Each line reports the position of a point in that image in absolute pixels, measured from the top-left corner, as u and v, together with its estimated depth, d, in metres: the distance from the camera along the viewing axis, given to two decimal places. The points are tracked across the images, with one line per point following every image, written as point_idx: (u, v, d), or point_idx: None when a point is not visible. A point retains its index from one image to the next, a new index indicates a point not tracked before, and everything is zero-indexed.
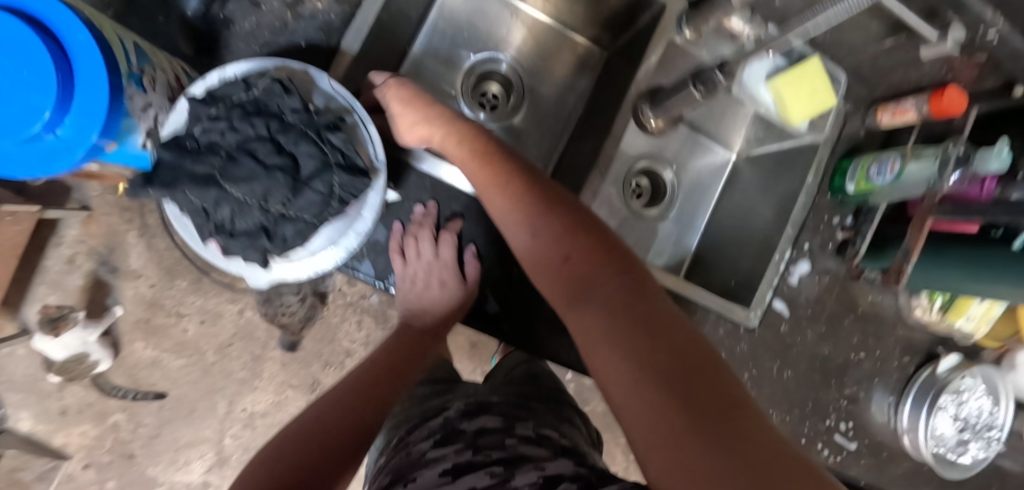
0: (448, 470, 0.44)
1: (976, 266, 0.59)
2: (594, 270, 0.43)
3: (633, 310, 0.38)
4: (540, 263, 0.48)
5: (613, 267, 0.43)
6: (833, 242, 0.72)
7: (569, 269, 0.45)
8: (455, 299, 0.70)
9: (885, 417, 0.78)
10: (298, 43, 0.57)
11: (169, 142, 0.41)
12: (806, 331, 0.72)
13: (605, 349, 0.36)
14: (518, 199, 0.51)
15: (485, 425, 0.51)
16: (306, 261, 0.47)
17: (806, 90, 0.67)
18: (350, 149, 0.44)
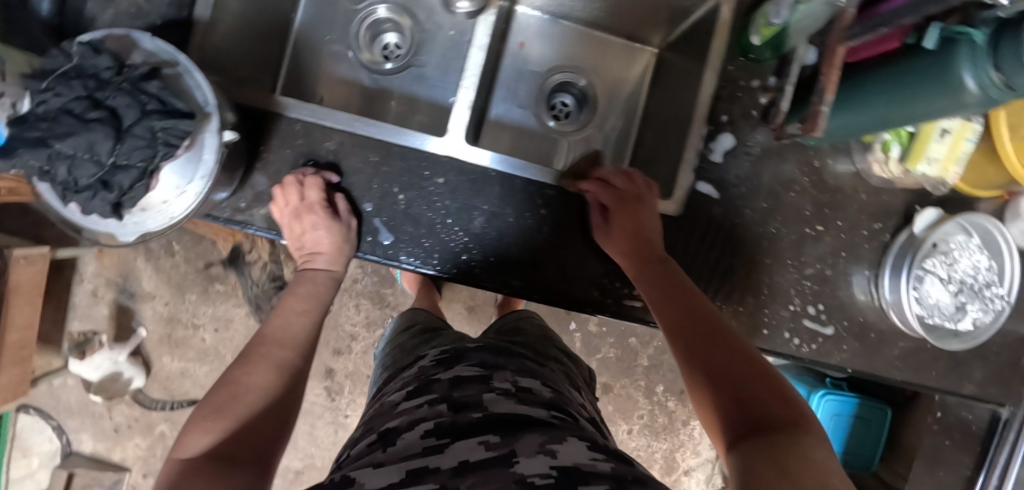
0: (432, 433, 0.46)
1: (895, 84, 0.51)
2: (755, 398, 0.39)
3: (789, 449, 0.33)
4: (691, 378, 0.44)
5: (772, 393, 0.39)
6: (756, 108, 0.67)
7: (724, 382, 0.41)
8: (338, 237, 0.60)
9: (866, 295, 0.71)
10: (153, 23, 0.60)
11: (14, 119, 0.43)
12: (743, 211, 0.67)
13: (759, 465, 0.32)
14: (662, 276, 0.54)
15: (460, 376, 0.56)
16: (160, 208, 0.50)
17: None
18: (169, 96, 0.47)
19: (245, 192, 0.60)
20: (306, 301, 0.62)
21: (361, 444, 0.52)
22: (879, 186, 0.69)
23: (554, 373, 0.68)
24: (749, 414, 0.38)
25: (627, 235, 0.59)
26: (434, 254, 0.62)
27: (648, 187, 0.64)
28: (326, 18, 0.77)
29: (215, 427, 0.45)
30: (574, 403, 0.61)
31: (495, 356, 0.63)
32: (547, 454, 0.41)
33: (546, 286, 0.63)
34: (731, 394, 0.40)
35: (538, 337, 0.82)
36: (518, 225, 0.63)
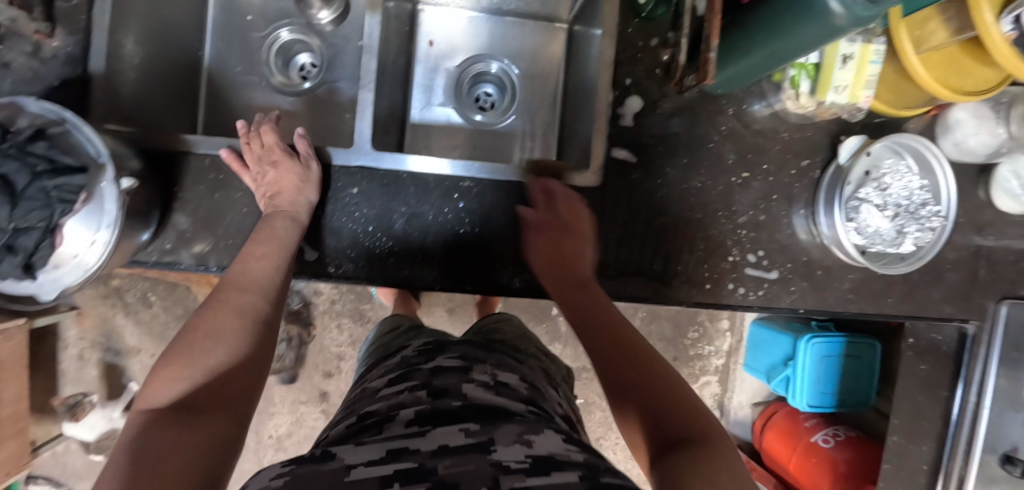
0: (414, 420, 0.45)
1: (772, 22, 0.51)
2: (673, 415, 0.41)
3: (712, 465, 0.35)
4: (614, 398, 0.45)
5: (684, 406, 0.42)
6: (660, 66, 0.67)
7: (643, 401, 0.43)
8: (297, 174, 0.60)
9: (807, 233, 0.70)
10: (50, 84, 0.60)
11: None
12: (665, 171, 0.67)
13: (688, 478, 0.33)
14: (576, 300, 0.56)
15: (442, 366, 0.56)
16: (74, 263, 0.51)
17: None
18: (58, 154, 0.47)
19: (168, 233, 0.61)
20: (265, 247, 0.57)
21: (339, 427, 0.52)
22: (799, 123, 0.69)
23: (532, 370, 0.65)
24: (672, 430, 0.39)
25: (564, 255, 0.60)
26: (363, 263, 0.64)
27: (572, 207, 0.63)
28: (234, 49, 0.78)
29: (186, 377, 0.43)
30: (551, 398, 0.60)
31: (477, 350, 0.62)
32: (524, 443, 0.40)
33: (481, 277, 0.65)
34: (650, 409, 0.42)
35: (517, 334, 0.77)
36: (438, 222, 0.65)
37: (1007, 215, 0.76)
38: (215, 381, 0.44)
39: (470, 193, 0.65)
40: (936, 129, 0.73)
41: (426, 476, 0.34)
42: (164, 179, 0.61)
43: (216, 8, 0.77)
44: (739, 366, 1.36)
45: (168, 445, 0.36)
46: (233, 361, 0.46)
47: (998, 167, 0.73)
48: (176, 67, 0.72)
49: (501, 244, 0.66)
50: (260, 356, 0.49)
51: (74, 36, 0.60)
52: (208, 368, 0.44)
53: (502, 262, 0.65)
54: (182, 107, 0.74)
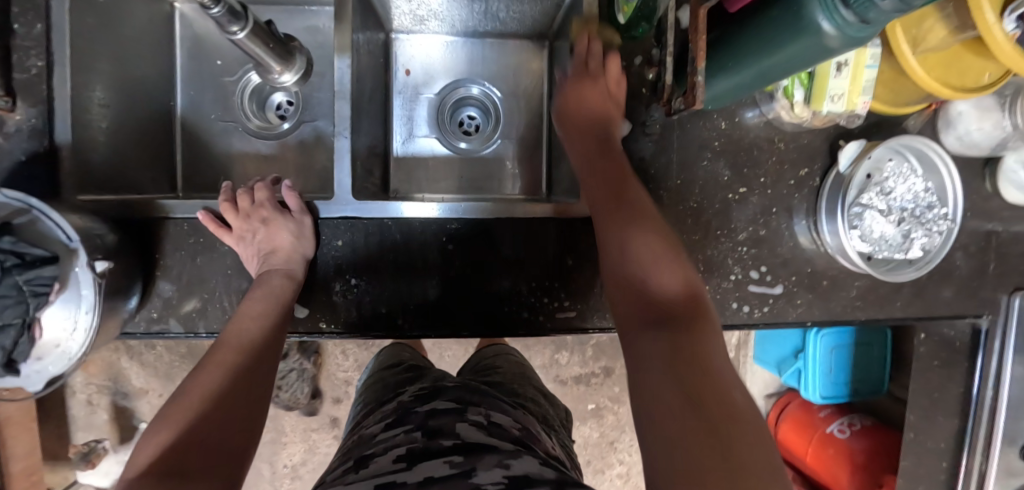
0: (403, 457, 0.44)
1: (758, 42, 0.47)
2: (660, 292, 0.46)
3: (685, 348, 0.41)
4: (609, 258, 0.51)
5: (672, 281, 0.47)
6: (646, 86, 0.64)
7: (632, 273, 0.48)
8: (289, 231, 0.59)
9: (810, 242, 0.68)
10: (18, 159, 0.58)
11: None
12: (659, 194, 0.64)
13: (663, 364, 0.40)
14: (594, 148, 0.58)
15: (436, 408, 0.52)
16: (55, 354, 0.49)
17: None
18: (25, 245, 0.46)
19: (153, 302, 0.60)
20: (260, 305, 0.56)
21: (333, 474, 0.49)
22: (794, 131, 0.66)
23: (526, 416, 0.60)
24: (659, 308, 0.45)
25: (584, 115, 0.59)
26: (353, 312, 0.63)
27: (606, 61, 0.60)
28: (207, 97, 0.76)
29: (169, 436, 0.42)
30: (546, 445, 0.56)
31: (473, 393, 0.58)
32: (502, 466, 0.41)
33: (476, 320, 0.63)
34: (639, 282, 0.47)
35: (512, 376, 0.75)
36: (427, 266, 0.63)
37: (1015, 204, 0.74)
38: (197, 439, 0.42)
39: (458, 234, 0.63)
40: (938, 124, 0.70)
41: None
42: (142, 248, 0.59)
43: (184, 56, 0.75)
44: (749, 359, 1.35)
45: None
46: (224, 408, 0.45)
47: (1003, 157, 0.71)
48: (147, 123, 0.70)
49: (494, 285, 0.63)
50: (247, 407, 0.47)
51: (37, 107, 0.58)
52: (194, 427, 0.43)
53: (498, 303, 0.63)
54: (158, 162, 0.72)
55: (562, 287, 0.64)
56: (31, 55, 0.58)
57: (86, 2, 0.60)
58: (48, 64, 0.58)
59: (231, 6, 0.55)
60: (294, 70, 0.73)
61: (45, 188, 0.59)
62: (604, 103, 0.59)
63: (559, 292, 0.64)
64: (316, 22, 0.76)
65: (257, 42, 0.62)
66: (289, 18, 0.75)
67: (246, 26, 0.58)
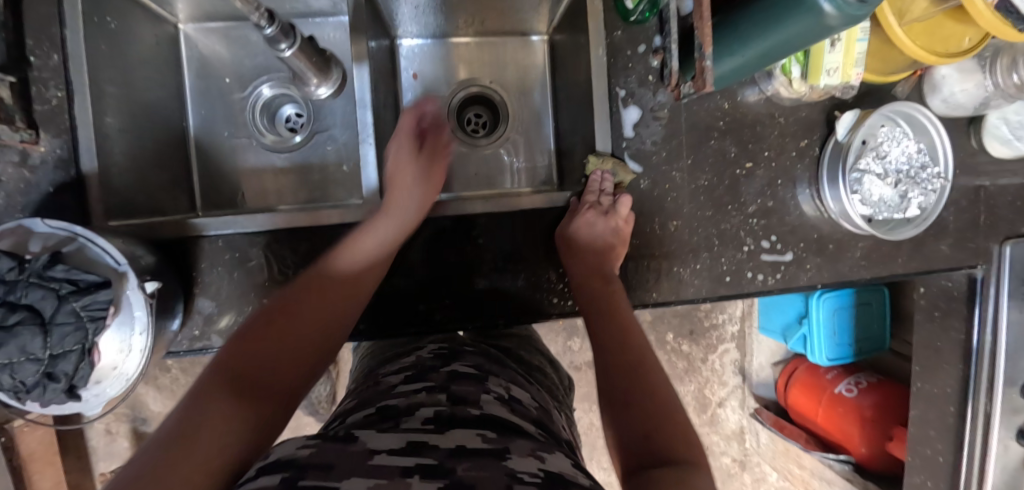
0: (432, 419, 0.44)
1: (764, 21, 0.50)
2: (662, 445, 0.43)
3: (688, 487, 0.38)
4: (610, 411, 0.50)
5: (677, 439, 0.44)
6: (652, 72, 0.66)
7: (633, 424, 0.47)
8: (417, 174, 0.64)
9: (815, 209, 0.71)
10: (46, 191, 0.59)
11: None
12: (672, 174, 0.67)
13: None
14: (601, 297, 0.61)
15: (458, 372, 0.55)
16: (113, 375, 0.50)
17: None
18: (78, 273, 0.47)
19: (195, 319, 0.61)
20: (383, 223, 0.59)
21: (353, 416, 0.49)
22: (793, 105, 0.70)
23: (541, 392, 0.63)
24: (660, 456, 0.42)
25: (593, 256, 0.63)
26: None
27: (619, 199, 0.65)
28: (218, 116, 0.77)
29: (266, 336, 0.47)
30: (562, 433, 0.57)
31: (491, 363, 0.60)
32: (538, 457, 0.40)
33: (510, 308, 0.66)
34: (641, 432, 0.45)
35: (517, 340, 0.74)
36: (459, 261, 0.65)
37: (999, 160, 0.78)
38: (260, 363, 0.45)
39: (487, 229, 0.66)
40: (923, 89, 0.74)
41: (446, 474, 0.34)
42: (179, 268, 0.60)
43: (191, 76, 0.76)
44: (755, 329, 1.39)
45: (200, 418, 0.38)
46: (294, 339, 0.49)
47: (987, 115, 0.75)
48: (162, 144, 0.70)
49: (524, 273, 0.66)
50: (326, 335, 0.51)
51: (61, 138, 0.59)
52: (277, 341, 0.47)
53: (530, 292, 0.66)
54: (176, 183, 0.72)
55: None
56: (49, 85, 0.58)
57: (98, 29, 0.60)
58: (67, 93, 0.58)
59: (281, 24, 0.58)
60: (330, 84, 0.74)
61: (76, 217, 0.59)
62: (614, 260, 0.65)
63: None
64: (321, 33, 0.77)
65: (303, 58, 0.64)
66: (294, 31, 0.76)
67: (294, 45, 0.60)
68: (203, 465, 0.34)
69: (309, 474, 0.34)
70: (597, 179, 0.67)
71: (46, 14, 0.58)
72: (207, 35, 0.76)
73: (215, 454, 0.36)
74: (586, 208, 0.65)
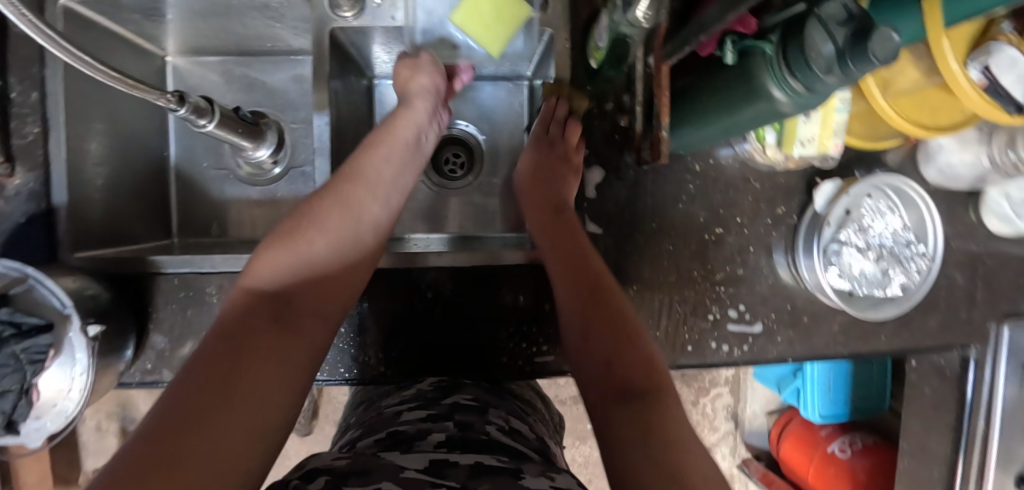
0: (445, 444, 0.44)
1: (720, 98, 0.47)
2: (625, 373, 0.43)
3: (664, 434, 0.38)
4: (572, 337, 0.48)
5: (640, 362, 0.44)
6: (618, 131, 0.64)
7: (593, 354, 0.46)
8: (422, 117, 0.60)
9: (790, 279, 0.68)
10: (18, 221, 0.61)
11: None
12: (635, 237, 0.64)
13: (638, 447, 0.37)
14: (558, 220, 0.57)
15: (458, 403, 0.54)
16: (54, 411, 0.52)
17: (490, 10, 0.58)
18: (21, 316, 0.49)
19: (148, 353, 0.62)
20: (378, 156, 0.55)
21: (364, 442, 0.49)
22: (769, 171, 0.67)
23: (540, 425, 0.61)
24: (630, 387, 0.42)
25: (545, 181, 0.60)
26: (341, 365, 0.63)
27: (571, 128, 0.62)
28: (198, 146, 0.78)
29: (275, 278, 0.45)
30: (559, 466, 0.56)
31: (489, 395, 0.59)
32: (547, 477, 0.40)
33: (458, 364, 0.65)
34: (604, 359, 0.45)
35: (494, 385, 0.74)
36: (408, 315, 0.64)
37: (999, 236, 0.73)
38: (255, 340, 0.39)
39: (437, 283, 0.64)
40: (917, 157, 0.70)
41: None
42: (136, 303, 0.62)
43: None
44: (750, 375, 1.34)
45: (230, 379, 0.35)
46: (291, 317, 0.43)
47: (985, 190, 0.70)
48: (140, 174, 0.72)
49: (473, 329, 0.65)
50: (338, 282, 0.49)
51: (35, 172, 0.61)
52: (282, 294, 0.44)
53: (479, 349, 0.65)
54: (152, 211, 0.74)
55: (541, 331, 0.65)
56: (28, 121, 0.61)
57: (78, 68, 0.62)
58: (44, 129, 0.61)
59: (196, 103, 0.52)
60: (267, 146, 0.74)
61: (44, 246, 0.61)
62: (568, 178, 0.61)
63: (537, 337, 0.65)
64: (301, 70, 0.79)
65: (223, 125, 0.60)
66: (277, 68, 0.78)
67: (212, 119, 0.56)
68: (229, 462, 0.32)
69: (350, 480, 0.35)
70: (545, 110, 0.64)
71: (28, 55, 0.60)
72: (194, 67, 0.78)
73: (237, 443, 0.33)
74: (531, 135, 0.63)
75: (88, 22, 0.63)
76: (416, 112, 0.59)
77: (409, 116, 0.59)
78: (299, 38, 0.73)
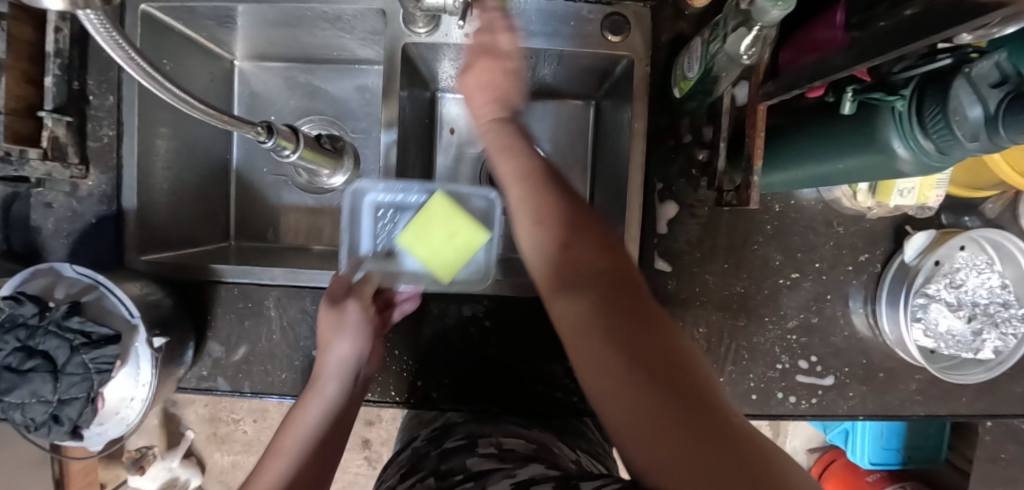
0: None
1: (817, 137, 0.45)
2: (580, 257, 0.39)
3: (630, 315, 0.33)
4: (522, 225, 0.43)
5: (597, 245, 0.40)
6: (696, 165, 0.60)
7: (547, 243, 0.40)
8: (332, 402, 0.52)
9: (869, 331, 0.63)
10: (89, 222, 0.62)
11: None
12: (704, 277, 0.61)
13: (597, 334, 0.32)
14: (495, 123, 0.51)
15: (450, 448, 0.51)
16: (115, 417, 0.53)
17: (442, 237, 0.56)
18: (92, 325, 0.49)
19: (204, 361, 0.62)
20: (284, 446, 0.48)
21: None
22: (854, 215, 0.62)
23: (542, 432, 0.57)
24: (588, 271, 0.37)
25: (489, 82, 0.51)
26: (392, 386, 0.64)
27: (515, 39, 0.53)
28: (259, 151, 0.78)
29: None
30: (575, 456, 0.52)
31: (481, 426, 0.58)
32: (508, 475, 0.39)
33: (510, 395, 0.63)
34: (557, 244, 0.40)
35: None
36: (463, 343, 0.63)
37: None
38: None
39: (495, 312, 0.63)
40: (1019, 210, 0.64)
41: None
42: (196, 309, 0.62)
43: (241, 111, 0.79)
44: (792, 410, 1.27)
45: None
46: None
47: None
48: (203, 177, 0.73)
49: (526, 360, 0.63)
50: None
51: (107, 174, 0.62)
52: None
53: (528, 383, 0.63)
54: (212, 214, 0.75)
55: None
56: (103, 125, 0.61)
57: None
58: (118, 133, 0.61)
59: (282, 133, 0.52)
60: (342, 172, 0.73)
61: (114, 248, 0.62)
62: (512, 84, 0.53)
63: None
64: (364, 81, 0.78)
65: (305, 158, 0.60)
66: (341, 77, 0.78)
67: (297, 147, 0.55)
68: None
69: None
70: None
71: (108, 58, 0.61)
72: (260, 73, 0.78)
73: None
74: (483, 42, 0.53)
75: (165, 26, 0.64)
76: (325, 392, 0.52)
77: (318, 397, 0.52)
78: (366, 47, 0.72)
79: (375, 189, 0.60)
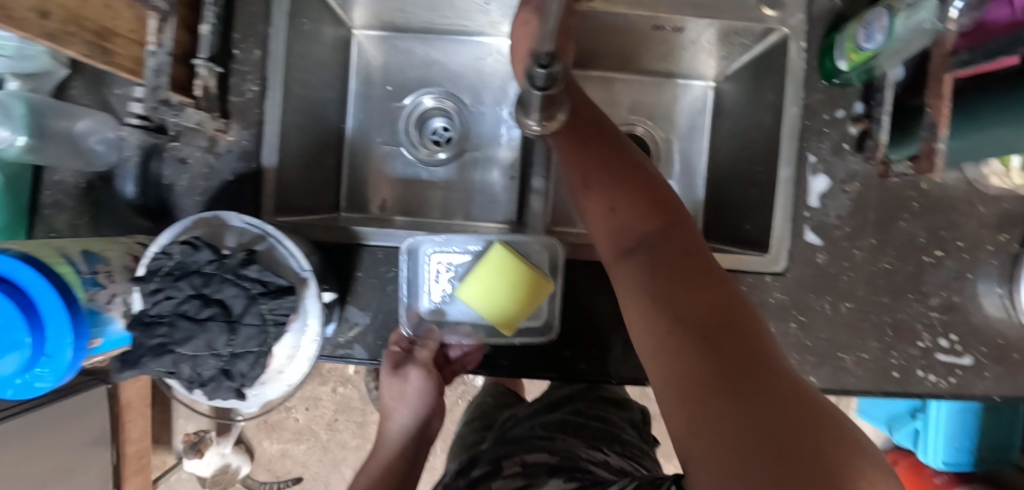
0: None
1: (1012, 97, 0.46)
2: (637, 223, 0.43)
3: (692, 290, 0.36)
4: (582, 198, 0.48)
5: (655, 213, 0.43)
6: (848, 140, 0.61)
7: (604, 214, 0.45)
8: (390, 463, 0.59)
9: (1005, 313, 0.63)
10: (227, 179, 0.60)
11: (139, 327, 0.46)
12: (852, 252, 0.61)
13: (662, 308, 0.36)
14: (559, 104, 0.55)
15: (477, 475, 0.53)
16: (278, 376, 0.51)
17: (500, 283, 0.60)
18: (269, 275, 0.47)
19: (343, 326, 0.60)
20: None
21: None
22: (997, 195, 0.63)
23: (570, 440, 0.60)
24: (647, 239, 0.41)
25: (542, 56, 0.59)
26: (537, 360, 0.61)
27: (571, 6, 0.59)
28: (374, 121, 0.78)
29: None
30: (607, 462, 0.55)
31: (507, 446, 0.58)
32: None
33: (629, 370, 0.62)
34: (616, 216, 0.44)
35: (579, 401, 0.77)
36: (611, 314, 0.62)
37: None
38: None
39: None
40: None
41: None
42: (338, 271, 0.60)
43: (357, 81, 0.78)
44: (852, 411, 1.28)
45: None
46: None
47: None
48: (325, 143, 0.71)
49: None
50: None
51: (249, 130, 0.60)
52: None
53: None
54: (328, 182, 0.73)
55: None
56: (247, 79, 0.60)
57: (298, 30, 0.62)
58: (262, 89, 0.60)
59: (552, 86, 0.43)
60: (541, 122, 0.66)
61: (250, 206, 0.60)
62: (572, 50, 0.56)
63: None
64: (483, 54, 0.78)
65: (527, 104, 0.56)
66: (459, 49, 0.78)
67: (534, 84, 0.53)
68: None
69: None
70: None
71: (256, 12, 0.60)
72: (376, 44, 0.77)
73: None
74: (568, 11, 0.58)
75: None
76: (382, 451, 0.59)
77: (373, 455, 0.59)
78: (496, 16, 0.72)
79: (432, 241, 0.62)
